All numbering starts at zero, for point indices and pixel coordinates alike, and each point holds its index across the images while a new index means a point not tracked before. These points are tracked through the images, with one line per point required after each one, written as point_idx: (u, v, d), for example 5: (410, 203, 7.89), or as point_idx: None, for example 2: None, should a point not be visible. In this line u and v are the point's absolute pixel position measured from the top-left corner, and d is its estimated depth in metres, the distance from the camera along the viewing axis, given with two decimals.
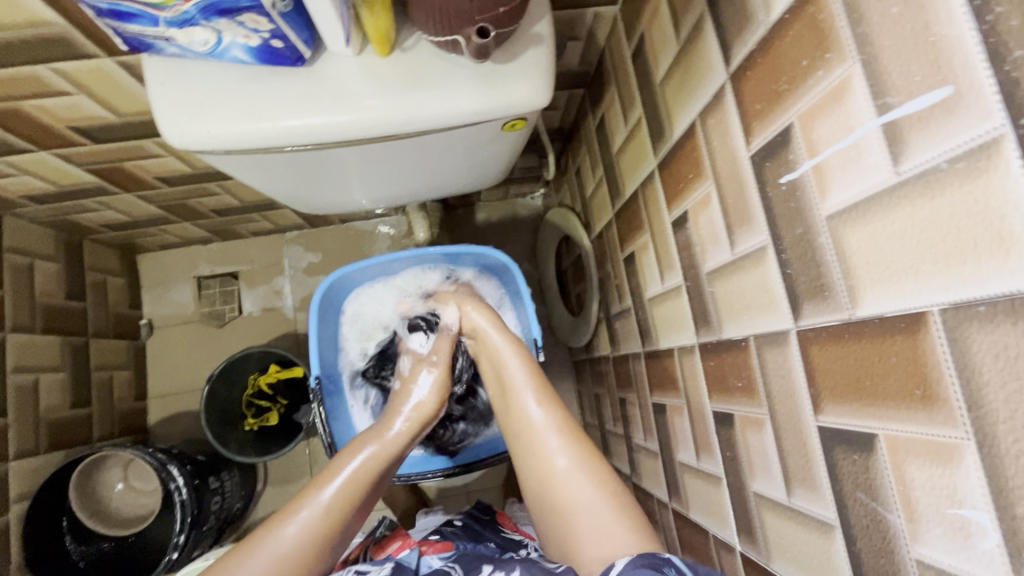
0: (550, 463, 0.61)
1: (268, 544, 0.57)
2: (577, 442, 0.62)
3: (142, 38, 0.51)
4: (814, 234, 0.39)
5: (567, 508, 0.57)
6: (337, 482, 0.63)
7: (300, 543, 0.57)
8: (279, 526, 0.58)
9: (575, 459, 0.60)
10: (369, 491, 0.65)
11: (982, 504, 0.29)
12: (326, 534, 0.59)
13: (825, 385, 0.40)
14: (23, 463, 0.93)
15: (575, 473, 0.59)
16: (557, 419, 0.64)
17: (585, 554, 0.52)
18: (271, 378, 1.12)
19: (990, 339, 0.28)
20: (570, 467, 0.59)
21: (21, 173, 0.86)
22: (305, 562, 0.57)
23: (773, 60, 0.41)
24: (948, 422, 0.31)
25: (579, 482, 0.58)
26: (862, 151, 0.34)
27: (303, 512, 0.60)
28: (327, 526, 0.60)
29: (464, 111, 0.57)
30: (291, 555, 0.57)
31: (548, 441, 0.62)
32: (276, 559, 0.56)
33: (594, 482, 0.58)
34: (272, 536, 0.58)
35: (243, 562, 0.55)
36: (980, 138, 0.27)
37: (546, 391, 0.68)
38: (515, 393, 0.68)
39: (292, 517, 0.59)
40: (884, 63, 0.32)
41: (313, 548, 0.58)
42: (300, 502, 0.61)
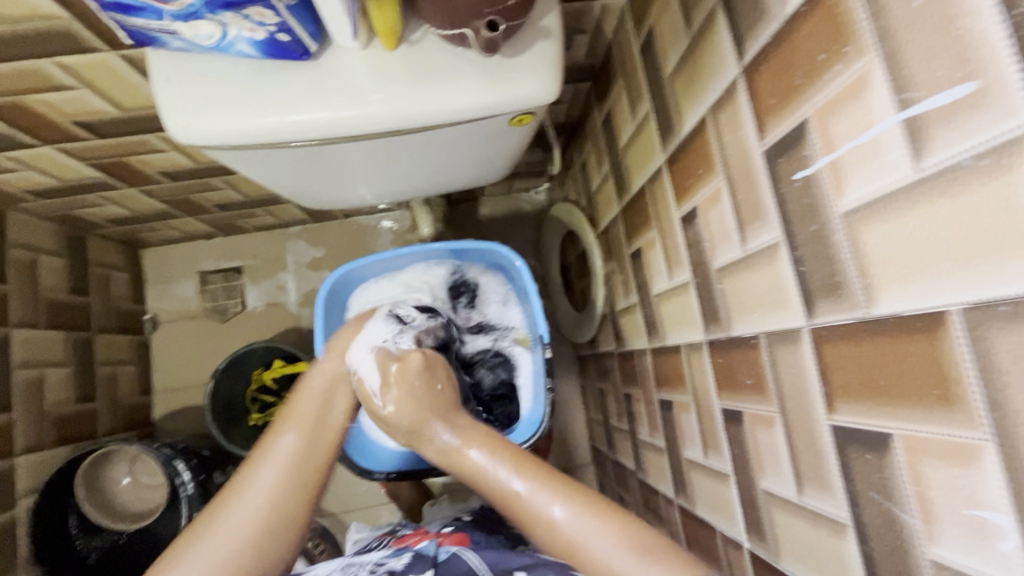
0: (563, 535, 0.52)
1: (237, 496, 0.56)
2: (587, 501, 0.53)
3: (147, 31, 0.50)
4: (829, 231, 0.39)
5: (594, 572, 0.50)
6: (297, 421, 0.63)
7: (275, 484, 0.57)
8: (247, 477, 0.58)
9: (583, 510, 0.52)
10: (327, 415, 0.66)
11: (1001, 505, 0.29)
12: (300, 466, 0.60)
13: (839, 384, 0.40)
14: (29, 458, 0.93)
15: (583, 529, 0.51)
16: (554, 485, 0.55)
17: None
18: (276, 374, 1.12)
19: (1013, 339, 0.27)
20: (571, 514, 0.52)
21: (24, 168, 0.85)
22: (289, 499, 0.57)
23: (788, 53, 0.41)
24: (967, 422, 0.30)
25: (599, 542, 0.50)
26: (881, 147, 0.33)
27: (269, 458, 0.59)
28: (300, 461, 0.60)
29: (472, 105, 0.56)
30: (269, 497, 0.56)
31: (514, 484, 0.55)
32: (258, 502, 0.56)
33: (615, 536, 0.50)
34: (245, 487, 0.57)
35: (220, 520, 0.55)
36: (1006, 134, 0.26)
37: (529, 461, 0.57)
38: (488, 476, 0.57)
39: (260, 464, 0.59)
40: (905, 57, 0.31)
41: (290, 484, 0.58)
42: (262, 452, 0.60)
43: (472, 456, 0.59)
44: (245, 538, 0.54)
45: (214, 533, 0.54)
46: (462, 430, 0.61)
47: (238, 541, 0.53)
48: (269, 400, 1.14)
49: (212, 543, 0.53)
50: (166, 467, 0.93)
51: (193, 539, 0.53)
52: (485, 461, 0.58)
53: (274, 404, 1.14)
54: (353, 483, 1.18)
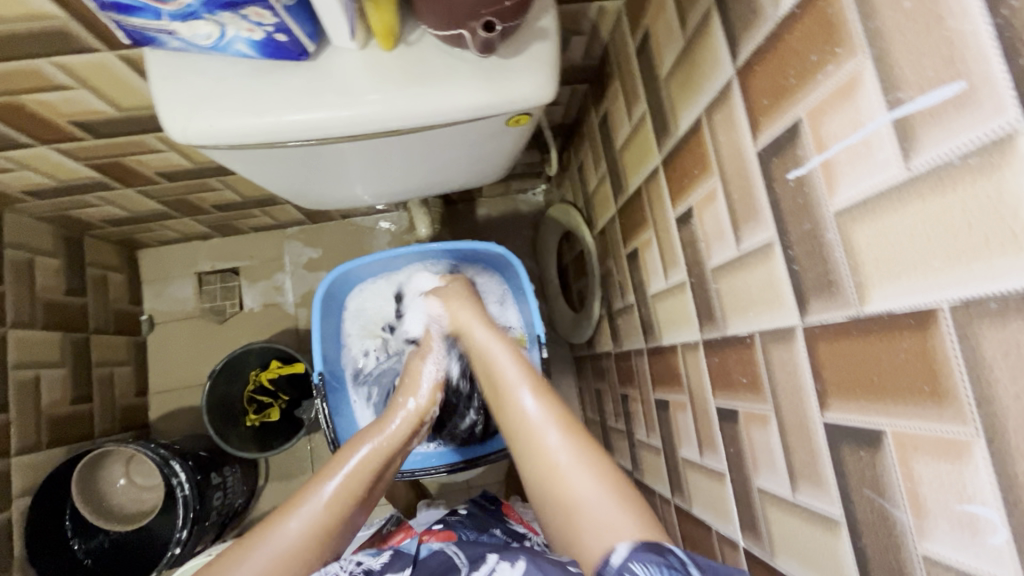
0: (550, 457, 0.56)
1: (261, 544, 0.54)
2: (576, 438, 0.57)
3: (145, 31, 0.51)
4: (822, 230, 0.39)
5: (566, 500, 0.54)
6: (340, 476, 0.60)
7: (304, 536, 0.55)
8: (277, 522, 0.56)
9: (570, 444, 0.57)
10: (374, 481, 0.63)
11: (991, 500, 0.29)
12: (335, 526, 0.57)
13: (832, 381, 0.40)
14: (24, 458, 0.93)
15: (568, 461, 0.56)
16: (556, 415, 0.60)
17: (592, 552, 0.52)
18: (272, 374, 1.12)
19: (1001, 334, 0.28)
20: (561, 444, 0.57)
21: (21, 168, 0.85)
22: (313, 550, 0.55)
23: (781, 55, 0.41)
24: (957, 417, 0.31)
25: (579, 475, 0.54)
26: (872, 146, 0.34)
27: (304, 509, 0.57)
28: (333, 518, 0.57)
29: (469, 105, 0.57)
30: (294, 549, 0.54)
31: (548, 436, 0.58)
32: (282, 551, 0.54)
33: (594, 473, 0.54)
34: (273, 531, 0.55)
35: (242, 561, 0.52)
36: (993, 133, 0.27)
37: (543, 387, 0.64)
38: (510, 389, 0.64)
39: (292, 514, 0.57)
40: (895, 57, 0.31)
41: (317, 538, 0.56)
42: (301, 501, 0.58)
43: (499, 358, 0.68)
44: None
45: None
46: (513, 355, 0.68)
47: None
48: (266, 401, 1.14)
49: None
50: (162, 467, 0.93)
51: None
52: (509, 371, 0.66)
53: (270, 405, 1.14)
54: None
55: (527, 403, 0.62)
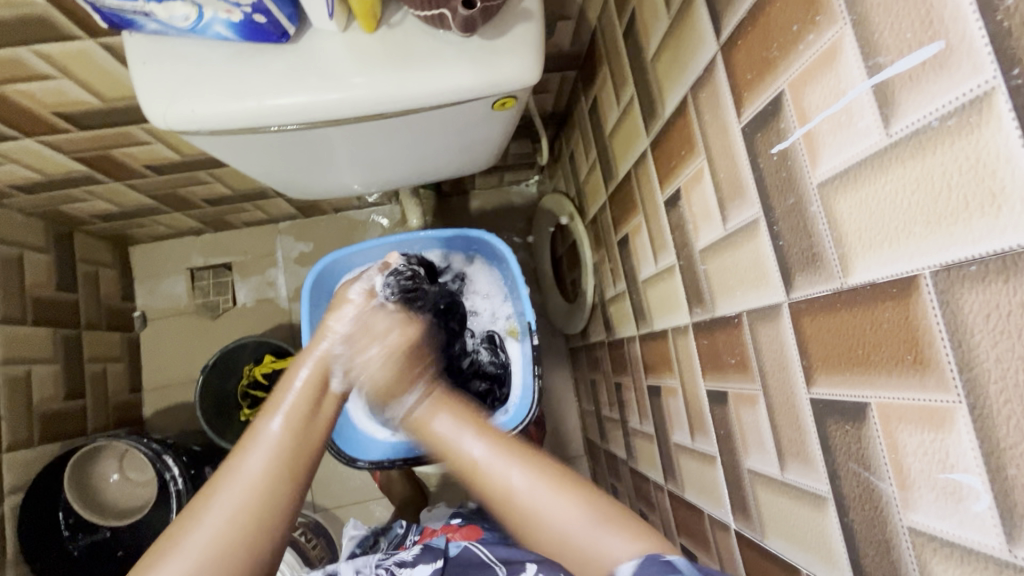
0: (523, 503, 0.52)
1: (223, 487, 0.50)
2: (538, 462, 0.54)
3: (122, 13, 0.50)
4: (805, 204, 0.39)
5: (535, 520, 0.52)
6: (285, 409, 0.56)
7: (265, 472, 0.51)
8: (234, 464, 0.52)
9: (534, 475, 0.53)
10: (317, 404, 0.59)
11: (974, 468, 0.29)
12: (291, 454, 0.54)
13: (817, 356, 0.40)
14: (16, 455, 0.93)
15: (537, 496, 0.52)
16: (506, 452, 0.55)
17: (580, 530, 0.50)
18: (266, 369, 1.10)
19: (981, 298, 0.28)
20: (524, 480, 0.53)
21: (8, 161, 0.85)
22: (278, 485, 0.51)
23: (762, 28, 0.41)
24: (939, 385, 0.30)
25: (550, 502, 0.51)
26: (853, 115, 0.33)
27: (257, 445, 0.53)
28: (292, 448, 0.54)
29: (454, 88, 0.56)
30: (258, 485, 0.50)
31: (553, 509, 0.51)
32: (246, 489, 0.50)
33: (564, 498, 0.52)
34: (233, 474, 0.51)
35: (209, 509, 0.49)
36: (972, 92, 0.26)
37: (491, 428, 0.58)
38: (450, 440, 0.58)
39: (248, 453, 0.53)
40: (875, 22, 0.31)
41: (279, 472, 0.52)
42: (251, 438, 0.54)
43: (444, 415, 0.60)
44: (233, 520, 0.49)
45: (205, 523, 0.48)
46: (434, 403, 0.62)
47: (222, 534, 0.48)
48: (260, 396, 1.13)
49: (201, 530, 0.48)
50: (154, 462, 0.93)
51: (177, 536, 0.48)
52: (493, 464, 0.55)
53: (265, 400, 1.13)
54: (346, 477, 1.18)
55: (474, 449, 0.56)
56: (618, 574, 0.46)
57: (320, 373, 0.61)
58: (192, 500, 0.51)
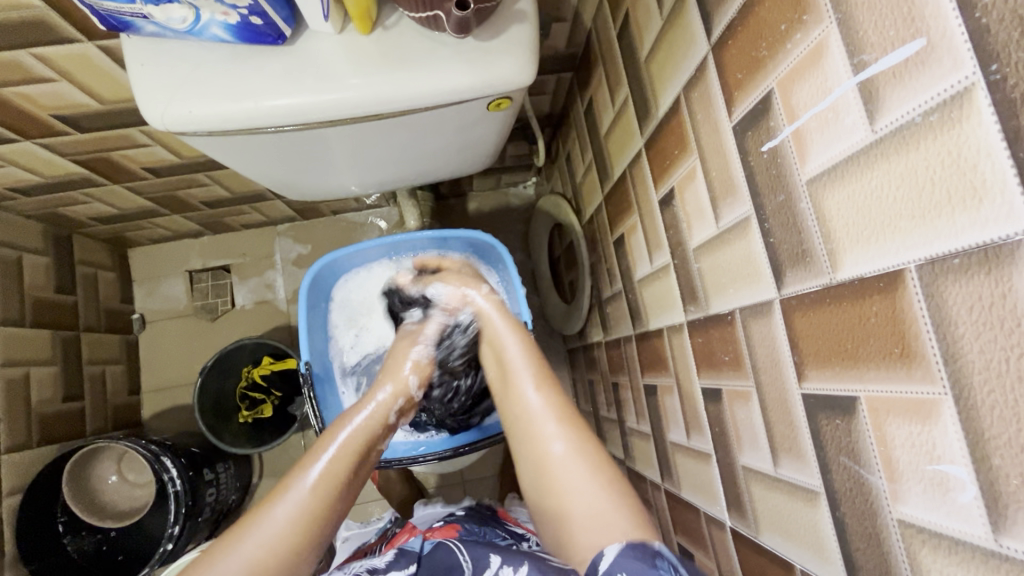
0: (559, 477, 0.54)
1: (244, 536, 0.50)
2: (578, 434, 0.57)
3: (120, 15, 0.51)
4: (795, 201, 0.39)
5: (560, 488, 0.54)
6: (322, 462, 0.57)
7: (289, 527, 0.51)
8: (264, 513, 0.52)
9: (574, 449, 0.56)
10: (357, 466, 0.60)
11: (960, 458, 0.29)
12: (319, 515, 0.53)
13: (808, 352, 0.40)
14: (15, 456, 0.93)
15: (572, 469, 0.54)
16: (557, 409, 0.59)
17: (573, 523, 0.51)
18: (264, 370, 1.12)
19: (964, 290, 0.28)
20: (567, 451, 0.56)
21: (7, 164, 0.85)
22: (298, 547, 0.51)
23: (751, 27, 0.41)
24: (925, 376, 0.31)
25: (583, 488, 0.52)
26: (839, 112, 0.34)
27: (288, 497, 0.53)
28: (318, 507, 0.54)
29: (449, 88, 0.57)
30: (278, 543, 0.50)
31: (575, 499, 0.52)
32: (265, 544, 0.50)
33: (590, 469, 0.54)
34: (259, 523, 0.51)
35: (230, 552, 0.49)
36: (952, 88, 0.27)
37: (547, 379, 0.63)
38: (512, 364, 0.65)
39: (278, 504, 0.53)
40: (859, 20, 0.32)
41: (304, 528, 0.52)
42: (284, 488, 0.54)
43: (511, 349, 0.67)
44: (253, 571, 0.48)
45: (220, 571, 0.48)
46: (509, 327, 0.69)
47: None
48: (258, 397, 1.15)
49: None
50: (153, 463, 0.92)
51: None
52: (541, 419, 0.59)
53: (263, 402, 1.14)
54: None
55: (530, 399, 0.61)
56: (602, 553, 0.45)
57: (360, 438, 0.62)
58: (215, 542, 0.51)
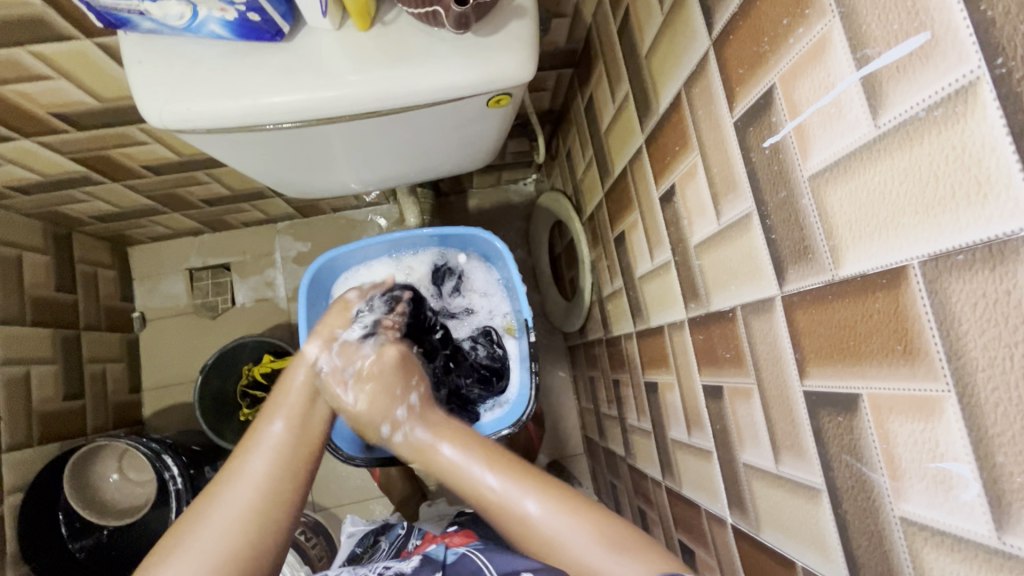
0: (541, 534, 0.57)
1: (227, 486, 0.56)
2: (547, 488, 0.60)
3: (116, 12, 0.50)
4: (797, 197, 0.39)
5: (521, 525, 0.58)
6: (283, 412, 0.64)
7: (266, 473, 0.58)
8: (237, 467, 0.58)
9: (554, 508, 0.58)
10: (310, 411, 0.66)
11: (963, 456, 0.29)
12: (287, 456, 0.60)
13: (810, 349, 0.40)
14: (16, 455, 0.93)
15: (558, 525, 0.56)
16: (522, 482, 0.60)
17: (579, 564, 0.54)
18: (265, 369, 1.10)
19: (969, 287, 0.28)
20: (541, 511, 0.58)
21: (6, 162, 0.85)
22: (279, 488, 0.57)
23: (753, 22, 0.41)
24: (929, 374, 0.30)
25: (574, 542, 0.55)
26: (842, 107, 0.33)
27: (259, 445, 0.60)
28: (290, 448, 0.61)
29: (449, 85, 0.56)
30: (260, 485, 0.57)
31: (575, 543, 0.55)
32: (249, 489, 0.56)
33: (570, 513, 0.57)
34: (236, 474, 0.57)
35: (213, 509, 0.54)
36: (957, 83, 0.26)
37: (500, 460, 0.63)
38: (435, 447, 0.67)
39: (252, 455, 0.59)
40: (863, 14, 0.31)
41: (278, 470, 0.59)
42: (251, 441, 0.61)
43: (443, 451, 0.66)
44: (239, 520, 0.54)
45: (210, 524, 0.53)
46: (434, 431, 0.68)
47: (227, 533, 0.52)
48: (259, 395, 1.13)
49: (206, 528, 0.52)
50: (154, 461, 0.92)
51: (183, 531, 0.53)
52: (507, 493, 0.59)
53: (264, 400, 1.13)
54: (345, 476, 1.18)
55: (488, 482, 0.61)
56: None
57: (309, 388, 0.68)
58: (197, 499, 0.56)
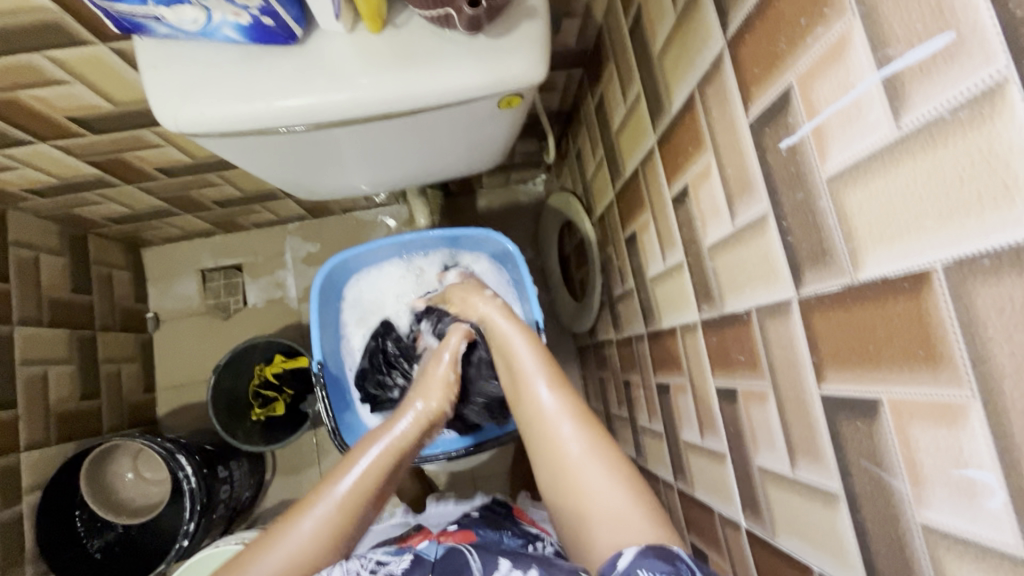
0: (567, 452, 0.56)
1: (278, 544, 0.56)
2: (597, 438, 0.56)
3: (132, 18, 0.51)
4: (815, 199, 0.38)
5: (576, 493, 0.53)
6: (351, 476, 0.60)
7: (317, 534, 0.56)
8: (293, 521, 0.57)
9: (587, 444, 0.56)
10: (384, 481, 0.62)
11: (988, 463, 0.29)
12: (343, 527, 0.58)
13: (828, 352, 0.40)
14: (34, 454, 0.94)
15: (582, 455, 0.55)
16: (572, 407, 0.59)
17: (583, 486, 0.53)
18: (277, 369, 1.13)
19: (995, 292, 0.27)
20: (584, 451, 0.55)
21: (23, 165, 0.86)
22: (325, 552, 0.56)
23: (770, 22, 0.40)
24: (953, 380, 0.30)
25: (592, 470, 0.54)
26: (862, 108, 0.33)
27: (317, 507, 0.58)
28: (343, 514, 0.58)
29: (460, 87, 0.56)
30: (307, 550, 0.56)
31: (590, 473, 0.54)
32: (295, 552, 0.55)
33: (605, 467, 0.54)
34: (289, 533, 0.56)
35: (265, 556, 0.55)
36: (982, 83, 0.26)
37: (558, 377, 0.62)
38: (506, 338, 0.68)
39: (306, 513, 0.58)
40: (884, 14, 0.31)
41: (328, 540, 0.57)
42: (314, 499, 0.59)
43: (520, 351, 0.65)
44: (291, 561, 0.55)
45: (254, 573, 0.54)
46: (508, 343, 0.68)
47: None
48: (270, 395, 1.15)
49: None
50: (168, 460, 0.93)
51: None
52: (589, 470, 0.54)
53: (275, 400, 1.15)
54: None
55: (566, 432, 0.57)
56: (620, 554, 0.46)
57: (389, 456, 0.64)
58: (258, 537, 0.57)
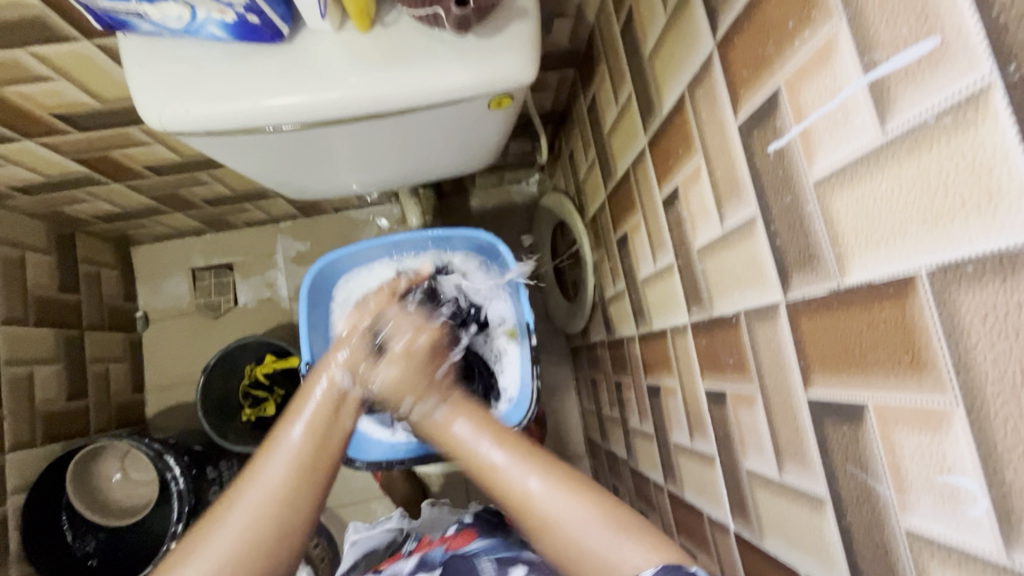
0: (534, 509, 0.52)
1: (244, 492, 0.52)
2: (556, 472, 0.54)
3: (115, 14, 0.50)
4: (802, 203, 0.38)
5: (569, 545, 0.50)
6: (305, 418, 0.57)
7: (286, 476, 0.53)
8: (256, 469, 0.54)
9: (557, 488, 0.52)
10: (335, 414, 0.60)
11: (971, 470, 0.29)
12: (311, 461, 0.55)
13: (814, 357, 0.39)
14: (19, 454, 0.93)
15: (557, 503, 0.51)
16: (531, 462, 0.55)
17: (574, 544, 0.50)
18: (267, 369, 1.11)
19: (978, 299, 0.27)
20: (546, 491, 0.52)
21: (8, 163, 0.85)
22: (299, 492, 0.53)
23: (759, 24, 0.40)
24: (936, 386, 0.30)
25: (575, 518, 0.50)
26: (849, 112, 0.33)
27: (279, 452, 0.55)
28: (309, 454, 0.55)
29: (450, 87, 0.56)
30: (280, 490, 0.52)
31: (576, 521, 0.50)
32: (266, 496, 0.52)
33: (586, 505, 0.51)
34: (256, 478, 0.53)
35: (232, 511, 0.51)
36: (969, 88, 0.26)
37: (516, 441, 0.57)
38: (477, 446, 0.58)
39: (269, 458, 0.54)
40: (871, 19, 0.31)
41: (300, 478, 0.54)
42: (271, 446, 0.55)
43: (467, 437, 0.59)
44: (251, 526, 0.51)
45: (228, 525, 0.51)
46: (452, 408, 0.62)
47: (249, 529, 0.50)
48: (260, 395, 1.14)
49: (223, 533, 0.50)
50: (156, 462, 0.92)
51: (198, 541, 0.50)
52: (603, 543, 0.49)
53: (266, 400, 1.14)
54: (348, 477, 1.18)
55: (530, 486, 0.53)
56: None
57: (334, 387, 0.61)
58: (210, 509, 0.52)
